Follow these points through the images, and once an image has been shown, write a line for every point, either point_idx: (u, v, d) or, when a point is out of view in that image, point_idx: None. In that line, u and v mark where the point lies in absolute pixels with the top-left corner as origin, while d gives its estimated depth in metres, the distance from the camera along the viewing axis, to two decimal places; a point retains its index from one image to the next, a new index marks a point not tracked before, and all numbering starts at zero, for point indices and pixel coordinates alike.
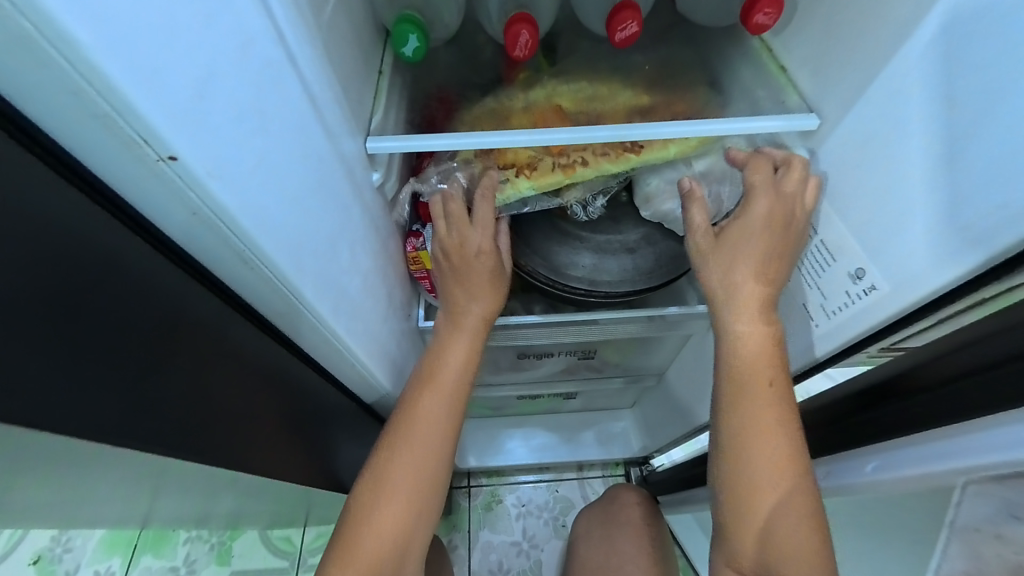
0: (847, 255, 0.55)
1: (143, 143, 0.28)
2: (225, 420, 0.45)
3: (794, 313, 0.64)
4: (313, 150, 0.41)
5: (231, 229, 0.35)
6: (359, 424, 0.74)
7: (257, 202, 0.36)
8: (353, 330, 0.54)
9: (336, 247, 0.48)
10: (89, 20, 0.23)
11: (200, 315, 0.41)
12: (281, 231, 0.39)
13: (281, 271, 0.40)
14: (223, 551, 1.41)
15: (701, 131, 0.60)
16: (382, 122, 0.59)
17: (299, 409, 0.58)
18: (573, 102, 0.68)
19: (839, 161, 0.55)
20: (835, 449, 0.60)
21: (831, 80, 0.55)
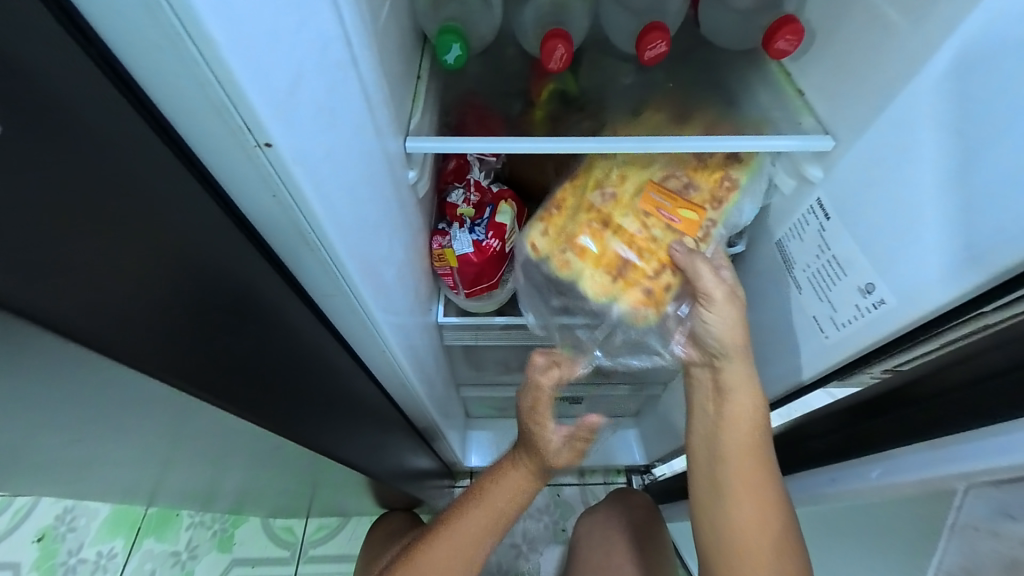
0: (857, 270, 0.57)
1: (246, 129, 0.32)
2: (284, 400, 0.48)
3: (804, 325, 0.66)
4: (366, 146, 0.45)
5: (303, 212, 0.38)
6: (382, 411, 0.76)
7: (325, 188, 0.39)
8: (388, 318, 0.57)
9: (379, 237, 0.51)
10: (226, 22, 0.27)
11: (266, 293, 0.44)
12: (339, 218, 0.42)
13: (336, 252, 0.43)
14: (225, 538, 1.42)
15: (722, 146, 0.63)
16: (420, 123, 0.63)
17: (339, 391, 0.60)
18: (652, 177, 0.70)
19: (851, 181, 0.58)
20: (838, 458, 0.63)
21: (844, 105, 0.59)
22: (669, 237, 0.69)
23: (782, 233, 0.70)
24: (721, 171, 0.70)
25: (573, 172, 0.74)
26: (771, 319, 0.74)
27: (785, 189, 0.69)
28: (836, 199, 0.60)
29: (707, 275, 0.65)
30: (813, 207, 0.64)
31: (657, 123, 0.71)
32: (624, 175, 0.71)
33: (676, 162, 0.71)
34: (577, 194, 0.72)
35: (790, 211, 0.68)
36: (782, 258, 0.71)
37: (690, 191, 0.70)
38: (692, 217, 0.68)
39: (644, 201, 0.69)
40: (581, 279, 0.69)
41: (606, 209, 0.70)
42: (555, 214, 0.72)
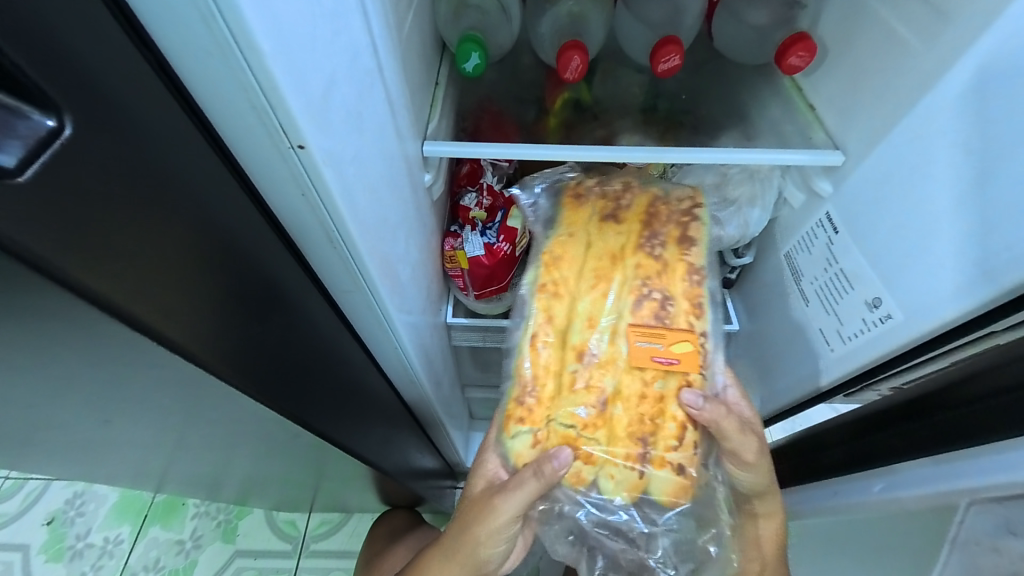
0: (865, 284, 0.58)
1: (282, 132, 0.34)
2: (305, 397, 0.50)
3: (810, 337, 0.67)
4: (388, 150, 0.47)
5: (329, 212, 0.40)
6: (392, 408, 0.77)
7: (347, 189, 0.40)
8: (403, 318, 0.59)
9: (398, 239, 0.53)
10: (269, 33, 0.29)
11: (290, 285, 0.46)
12: (359, 215, 0.43)
13: (355, 249, 0.44)
14: (229, 529, 1.44)
15: (733, 159, 0.64)
16: (438, 127, 0.65)
17: (354, 387, 0.62)
18: (636, 322, 0.61)
19: (861, 197, 0.58)
20: (846, 471, 0.65)
21: (856, 120, 0.60)
22: (674, 384, 0.60)
23: (791, 245, 0.71)
24: (684, 267, 0.64)
25: (535, 328, 0.64)
26: (779, 331, 0.74)
27: (794, 203, 0.70)
28: (844, 213, 0.61)
29: (739, 439, 0.61)
30: (823, 220, 0.64)
31: (579, 218, 0.69)
32: (594, 322, 0.63)
33: (636, 277, 0.63)
34: (549, 373, 0.62)
35: (799, 225, 0.69)
36: (789, 270, 0.71)
37: (669, 309, 0.62)
38: (688, 349, 0.60)
39: (632, 356, 0.60)
40: (600, 479, 0.60)
41: (593, 382, 0.61)
42: (535, 407, 0.61)
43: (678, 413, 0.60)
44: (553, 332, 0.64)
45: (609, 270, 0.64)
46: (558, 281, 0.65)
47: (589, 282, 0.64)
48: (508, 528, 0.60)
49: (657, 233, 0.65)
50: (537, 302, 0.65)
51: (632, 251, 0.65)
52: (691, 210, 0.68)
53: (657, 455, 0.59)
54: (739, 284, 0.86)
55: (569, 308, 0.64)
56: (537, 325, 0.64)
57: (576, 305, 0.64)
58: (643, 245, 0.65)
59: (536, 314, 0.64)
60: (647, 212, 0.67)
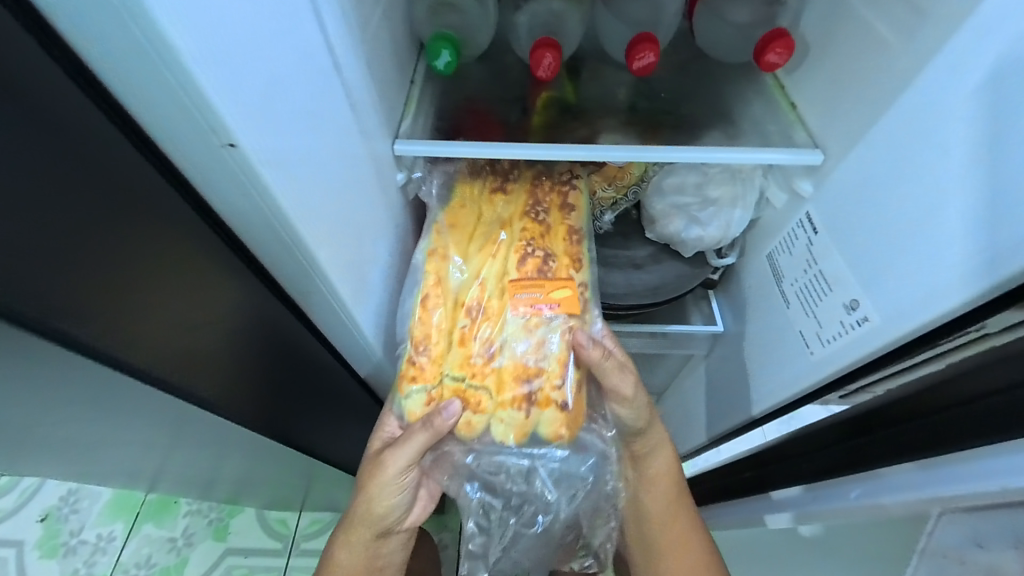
0: (843, 286, 0.56)
1: (210, 130, 0.32)
2: (251, 400, 0.52)
3: (793, 340, 0.65)
4: (347, 150, 0.47)
5: (274, 213, 0.38)
6: (364, 407, 0.78)
7: (294, 188, 0.39)
8: (365, 317, 0.58)
9: (360, 238, 0.53)
10: (187, 22, 0.27)
11: (241, 293, 0.46)
12: (308, 213, 0.41)
13: (308, 250, 0.43)
14: (221, 527, 1.44)
15: (712, 158, 0.63)
16: (411, 125, 0.65)
17: (312, 387, 0.63)
18: (517, 275, 0.63)
19: (842, 199, 0.57)
20: (837, 473, 0.60)
21: (837, 120, 0.58)
22: (557, 329, 0.61)
23: (773, 247, 0.70)
24: (565, 230, 0.66)
25: (425, 289, 0.62)
26: (760, 332, 0.74)
27: (777, 203, 0.69)
28: (825, 214, 0.60)
29: (617, 376, 0.61)
30: (804, 220, 0.63)
31: (471, 190, 0.69)
32: (482, 278, 0.63)
33: (521, 233, 0.65)
34: (437, 331, 0.61)
35: (781, 225, 0.68)
36: (772, 272, 0.70)
37: (552, 264, 0.63)
38: (567, 295, 0.62)
39: (515, 304, 0.61)
40: (491, 424, 0.60)
41: (480, 336, 0.61)
42: (425, 366, 0.60)
43: (559, 354, 0.61)
44: (443, 290, 0.63)
45: (496, 234, 0.65)
46: (446, 243, 0.65)
47: (478, 243, 0.65)
48: (403, 480, 0.59)
49: (540, 200, 0.68)
50: (427, 265, 0.63)
51: (518, 217, 0.66)
52: (570, 180, 0.70)
53: (541, 396, 0.60)
54: (724, 284, 0.84)
55: (458, 268, 0.64)
56: (425, 283, 0.63)
57: (467, 265, 0.64)
58: (530, 210, 0.67)
59: (426, 273, 0.63)
60: (532, 183, 0.69)
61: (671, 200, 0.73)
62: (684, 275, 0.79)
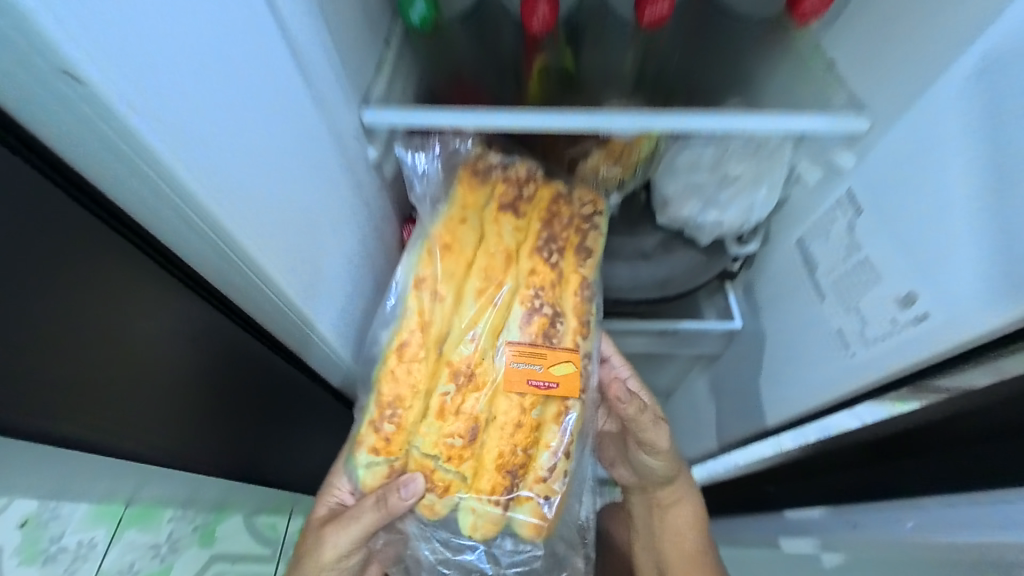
0: (894, 277, 0.47)
1: (45, 63, 0.24)
2: (195, 419, 0.52)
3: (827, 340, 0.56)
4: (277, 108, 0.40)
5: (160, 178, 0.31)
6: (330, 412, 0.73)
7: (165, 118, 0.30)
8: (317, 309, 0.48)
9: (307, 218, 0.45)
10: None
11: (154, 299, 0.42)
12: (194, 155, 0.32)
13: (198, 205, 0.33)
14: (207, 533, 1.30)
15: (734, 126, 0.53)
16: (383, 93, 0.56)
17: (259, 397, 0.59)
18: (514, 343, 0.53)
19: (892, 167, 0.48)
20: (874, 497, 0.52)
21: (885, 79, 0.49)
22: (551, 411, 0.54)
23: (803, 231, 0.62)
24: (577, 280, 0.56)
25: (405, 331, 0.54)
26: (784, 330, 0.65)
27: (808, 179, 0.60)
28: (868, 188, 0.51)
29: (651, 430, 0.59)
30: (842, 199, 0.55)
31: (474, 201, 0.58)
32: (475, 332, 0.54)
33: (527, 283, 0.55)
34: (415, 388, 0.53)
35: (814, 206, 0.59)
36: (804, 262, 0.61)
37: (558, 328, 0.54)
38: (568, 373, 0.53)
39: (507, 377, 0.53)
40: (459, 512, 0.52)
41: (463, 405, 0.52)
42: (396, 432, 0.52)
43: (547, 438, 0.54)
44: (427, 342, 0.54)
45: (498, 276, 0.55)
46: (435, 274, 0.55)
47: (476, 286, 0.55)
48: (343, 563, 0.55)
49: (554, 234, 0.57)
50: (410, 297, 0.55)
51: (525, 254, 0.56)
52: (592, 217, 0.59)
53: (524, 487, 0.53)
54: (742, 277, 0.76)
55: (448, 317, 0.54)
56: (408, 328, 0.54)
57: (460, 312, 0.54)
58: (541, 249, 0.56)
59: (410, 317, 0.54)
60: (550, 208, 0.58)
61: (685, 179, 0.64)
62: (699, 266, 0.70)
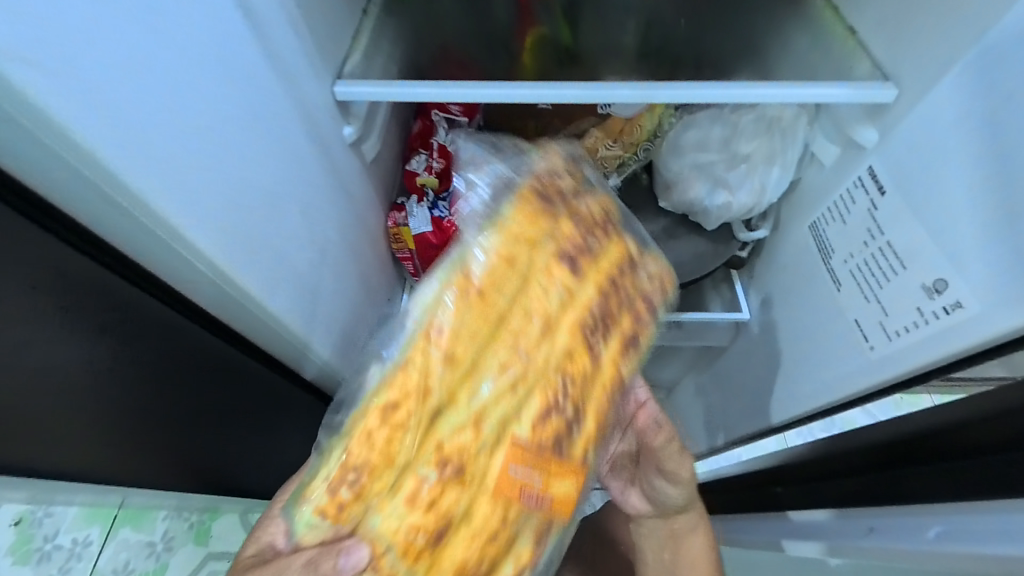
0: (920, 264, 0.43)
1: None
2: (138, 437, 0.43)
3: (844, 333, 0.52)
4: (235, 80, 0.35)
5: (78, 160, 0.25)
6: (312, 417, 0.64)
7: (76, 85, 0.24)
8: (290, 308, 0.44)
9: (274, 206, 0.41)
10: None
11: (87, 299, 0.34)
12: (122, 135, 0.27)
13: (131, 194, 0.28)
14: (202, 530, 1.19)
15: (747, 97, 0.49)
16: (358, 69, 0.52)
17: (229, 408, 0.51)
18: (520, 448, 0.37)
19: (922, 142, 0.43)
20: (877, 501, 0.43)
21: (912, 43, 0.44)
22: (529, 532, 0.38)
23: (817, 216, 0.57)
24: (614, 379, 0.42)
25: (398, 380, 0.37)
26: (797, 322, 0.61)
27: (824, 159, 0.56)
28: (892, 168, 0.47)
29: (674, 459, 0.50)
30: (862, 178, 0.50)
31: (531, 233, 0.42)
32: (480, 415, 0.38)
33: (557, 367, 0.39)
34: (386, 457, 0.36)
35: (831, 187, 0.55)
36: (818, 249, 0.57)
37: (574, 436, 0.39)
38: (568, 493, 0.39)
39: (497, 485, 0.37)
40: None
41: (436, 509, 0.36)
42: (351, 499, 0.36)
43: (513, 560, 0.38)
44: (424, 402, 0.37)
45: (526, 352, 0.39)
46: (462, 323, 0.38)
47: (496, 357, 0.38)
48: None
49: (603, 312, 0.42)
50: (412, 341, 0.38)
51: (571, 329, 0.40)
52: (653, 294, 0.46)
53: None
54: (751, 265, 0.72)
55: (455, 381, 0.38)
56: (402, 382, 0.37)
57: (471, 380, 0.38)
58: (585, 331, 0.41)
59: (414, 358, 0.37)
60: (607, 275, 0.43)
61: (691, 158, 0.61)
62: (706, 254, 0.66)
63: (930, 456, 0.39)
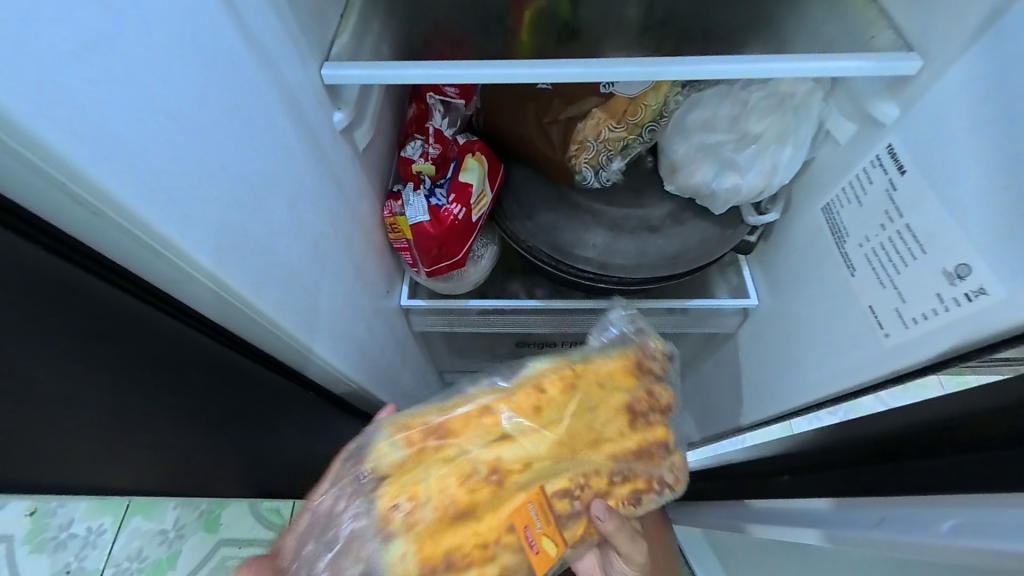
0: (941, 247, 0.41)
1: None
2: (131, 450, 0.39)
3: (856, 319, 0.50)
4: (217, 63, 0.32)
5: (36, 155, 0.23)
6: (328, 423, 0.60)
7: (32, 67, 0.21)
8: (283, 307, 0.42)
9: (264, 199, 0.39)
10: None
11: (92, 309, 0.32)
12: (84, 119, 0.24)
13: (93, 183, 0.25)
14: (212, 518, 1.15)
15: (762, 72, 0.46)
16: (348, 51, 0.49)
17: (247, 413, 0.48)
18: (540, 500, 0.45)
19: (950, 116, 0.40)
20: (870, 491, 0.42)
21: (940, 7, 0.41)
22: (496, 563, 0.43)
23: (831, 197, 0.55)
24: (620, 505, 0.50)
25: (506, 398, 0.48)
26: (806, 308, 0.59)
27: (839, 137, 0.53)
28: (915, 146, 0.44)
29: (631, 544, 0.49)
30: (881, 157, 0.48)
31: (621, 377, 0.52)
32: (530, 458, 0.46)
33: (586, 471, 0.48)
34: (463, 445, 0.46)
35: (846, 167, 0.52)
36: (830, 231, 0.55)
37: (571, 516, 0.47)
38: (548, 555, 0.44)
39: (515, 513, 0.44)
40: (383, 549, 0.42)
41: (472, 499, 0.44)
42: (426, 451, 0.45)
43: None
44: (516, 424, 0.47)
45: (580, 445, 0.48)
46: (554, 393, 0.48)
47: (565, 433, 0.48)
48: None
49: (634, 463, 0.50)
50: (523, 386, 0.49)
51: (608, 450, 0.49)
52: (667, 483, 0.52)
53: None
54: (758, 250, 0.70)
55: (535, 429, 0.47)
56: (510, 403, 0.48)
57: (544, 436, 0.47)
58: (614, 463, 0.49)
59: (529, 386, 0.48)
60: (650, 445, 0.51)
61: (697, 140, 0.59)
62: (713, 239, 0.64)
63: (945, 447, 0.36)
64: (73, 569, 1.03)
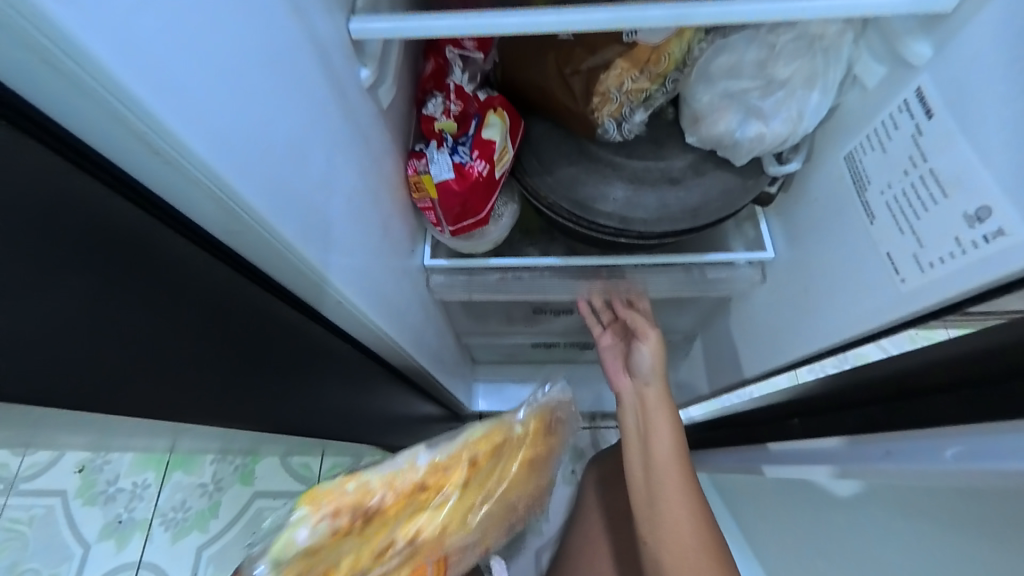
0: (965, 189, 0.41)
1: None
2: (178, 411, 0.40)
3: (873, 266, 0.52)
4: (264, 13, 0.33)
5: (119, 102, 0.25)
6: (365, 375, 0.64)
7: (114, 17, 0.23)
8: (325, 260, 0.44)
9: (305, 152, 0.40)
10: None
11: (183, 264, 0.35)
12: (144, 67, 0.25)
13: (164, 136, 0.27)
14: (247, 472, 1.18)
15: (795, 12, 0.45)
16: (370, 3, 0.48)
17: (298, 363, 0.51)
18: (419, 548, 0.58)
19: (984, 55, 0.40)
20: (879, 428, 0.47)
21: None
22: None
23: (855, 144, 0.55)
24: (499, 512, 0.74)
25: (428, 472, 0.56)
26: (822, 258, 0.60)
27: (867, 81, 0.53)
28: (947, 86, 0.43)
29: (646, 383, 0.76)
30: (909, 101, 0.47)
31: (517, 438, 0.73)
32: (425, 523, 0.57)
33: (461, 516, 0.63)
34: (387, 517, 0.52)
35: (874, 112, 0.52)
36: (851, 180, 0.55)
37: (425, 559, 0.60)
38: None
39: (397, 561, 0.56)
40: None
41: (374, 557, 0.52)
42: (355, 527, 0.48)
43: None
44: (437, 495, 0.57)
45: (467, 498, 0.63)
46: (466, 462, 0.61)
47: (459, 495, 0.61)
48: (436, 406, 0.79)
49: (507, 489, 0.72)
50: (445, 455, 0.59)
51: (480, 497, 0.66)
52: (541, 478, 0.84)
53: None
54: (777, 202, 0.70)
55: (442, 497, 0.59)
56: (435, 475, 0.57)
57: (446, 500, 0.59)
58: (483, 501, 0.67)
59: (465, 456, 0.61)
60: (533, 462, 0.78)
61: (721, 88, 0.58)
62: (735, 190, 0.64)
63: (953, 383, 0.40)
64: (125, 520, 1.13)
